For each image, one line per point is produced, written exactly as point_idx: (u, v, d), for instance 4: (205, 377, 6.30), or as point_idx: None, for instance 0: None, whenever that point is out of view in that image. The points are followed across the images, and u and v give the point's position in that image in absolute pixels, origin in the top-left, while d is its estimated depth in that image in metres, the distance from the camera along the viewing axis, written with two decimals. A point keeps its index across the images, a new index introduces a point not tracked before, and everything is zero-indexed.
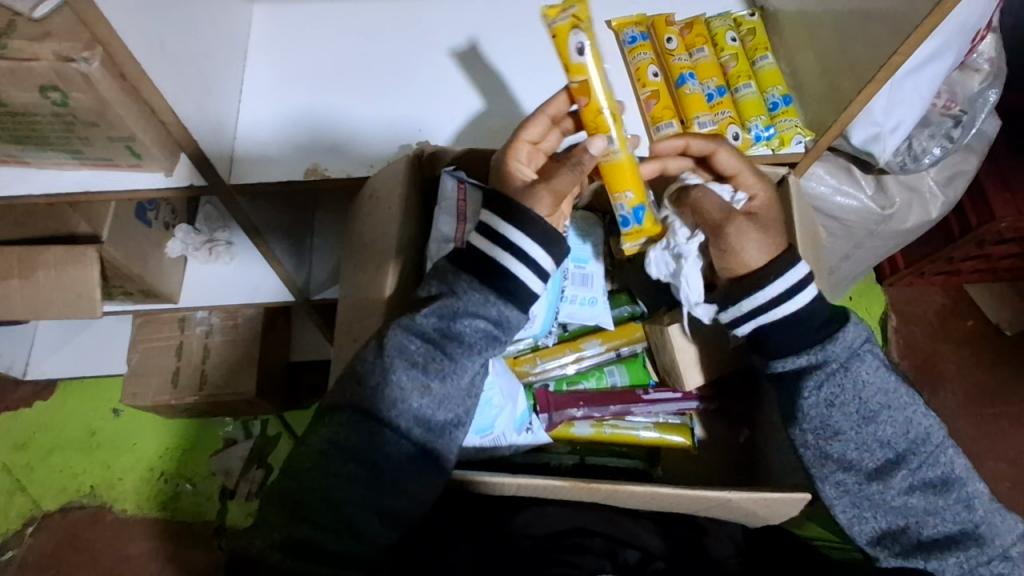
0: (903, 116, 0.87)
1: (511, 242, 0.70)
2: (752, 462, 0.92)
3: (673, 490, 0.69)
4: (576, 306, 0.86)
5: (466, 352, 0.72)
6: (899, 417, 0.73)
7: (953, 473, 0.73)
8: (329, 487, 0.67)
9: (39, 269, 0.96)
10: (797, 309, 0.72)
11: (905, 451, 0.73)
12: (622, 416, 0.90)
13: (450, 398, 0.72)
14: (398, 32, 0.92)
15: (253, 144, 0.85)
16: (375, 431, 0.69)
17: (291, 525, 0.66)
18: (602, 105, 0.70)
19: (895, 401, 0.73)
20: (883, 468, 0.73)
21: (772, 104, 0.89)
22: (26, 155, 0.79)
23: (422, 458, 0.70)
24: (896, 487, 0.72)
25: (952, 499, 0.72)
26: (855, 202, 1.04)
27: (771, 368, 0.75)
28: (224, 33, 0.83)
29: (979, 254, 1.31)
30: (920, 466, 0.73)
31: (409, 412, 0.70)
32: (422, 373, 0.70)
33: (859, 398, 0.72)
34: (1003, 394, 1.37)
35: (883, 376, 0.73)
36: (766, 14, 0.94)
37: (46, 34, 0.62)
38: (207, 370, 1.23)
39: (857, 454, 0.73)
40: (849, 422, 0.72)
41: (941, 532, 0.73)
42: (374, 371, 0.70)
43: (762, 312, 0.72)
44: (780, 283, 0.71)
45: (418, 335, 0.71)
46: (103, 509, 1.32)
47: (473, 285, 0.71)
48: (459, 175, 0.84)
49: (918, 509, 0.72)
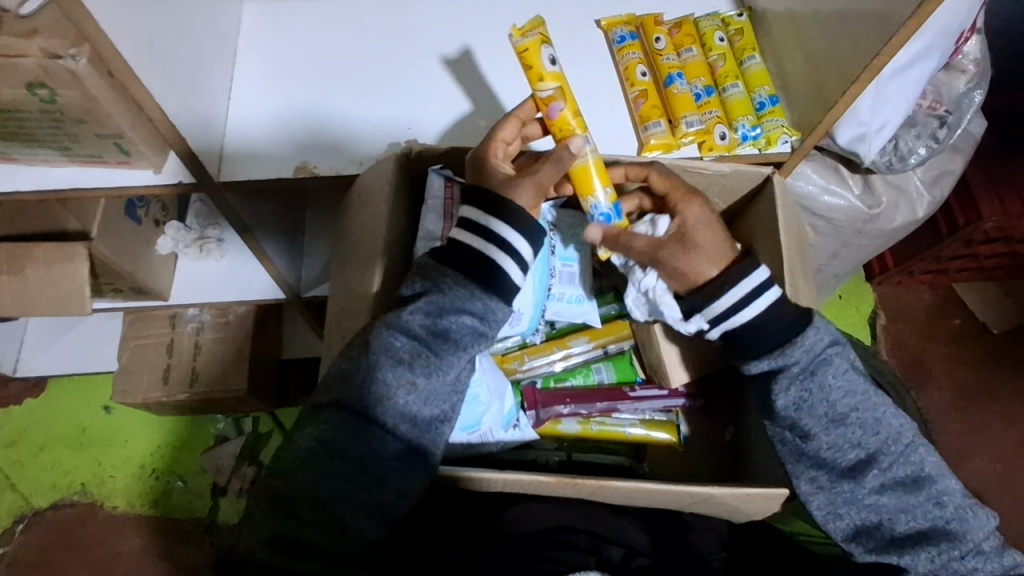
0: (888, 117, 0.88)
1: (501, 238, 0.72)
2: (735, 460, 0.93)
3: (654, 486, 0.69)
4: (563, 304, 0.86)
5: (452, 349, 0.72)
6: (869, 418, 0.73)
7: (923, 471, 0.74)
8: (315, 484, 0.67)
9: (27, 266, 0.95)
10: (756, 314, 0.72)
11: (876, 450, 0.73)
12: (609, 413, 0.91)
13: (436, 394, 0.72)
14: (388, 30, 0.93)
15: (244, 140, 0.85)
16: (362, 427, 0.69)
17: (278, 522, 0.66)
18: (569, 109, 0.74)
19: (863, 403, 0.74)
20: (855, 467, 0.74)
21: (759, 104, 0.89)
22: (14, 151, 0.78)
23: (409, 455, 0.71)
24: (867, 486, 0.73)
25: (922, 497, 0.73)
26: (842, 202, 1.05)
27: (745, 369, 0.75)
28: (213, 29, 0.83)
29: (966, 253, 1.33)
30: (890, 464, 0.73)
31: (396, 408, 0.70)
32: (409, 370, 0.71)
33: (826, 402, 0.73)
34: (989, 392, 1.39)
35: (852, 378, 0.74)
36: (754, 14, 0.95)
37: (33, 30, 0.62)
38: (199, 367, 1.24)
39: (829, 453, 0.74)
40: (818, 423, 0.73)
41: (914, 528, 0.74)
42: (361, 369, 0.70)
43: (723, 321, 0.73)
44: (739, 288, 0.72)
45: (404, 333, 0.71)
46: (94, 507, 1.32)
47: (454, 278, 0.72)
48: (445, 173, 0.85)
49: (890, 506, 0.73)
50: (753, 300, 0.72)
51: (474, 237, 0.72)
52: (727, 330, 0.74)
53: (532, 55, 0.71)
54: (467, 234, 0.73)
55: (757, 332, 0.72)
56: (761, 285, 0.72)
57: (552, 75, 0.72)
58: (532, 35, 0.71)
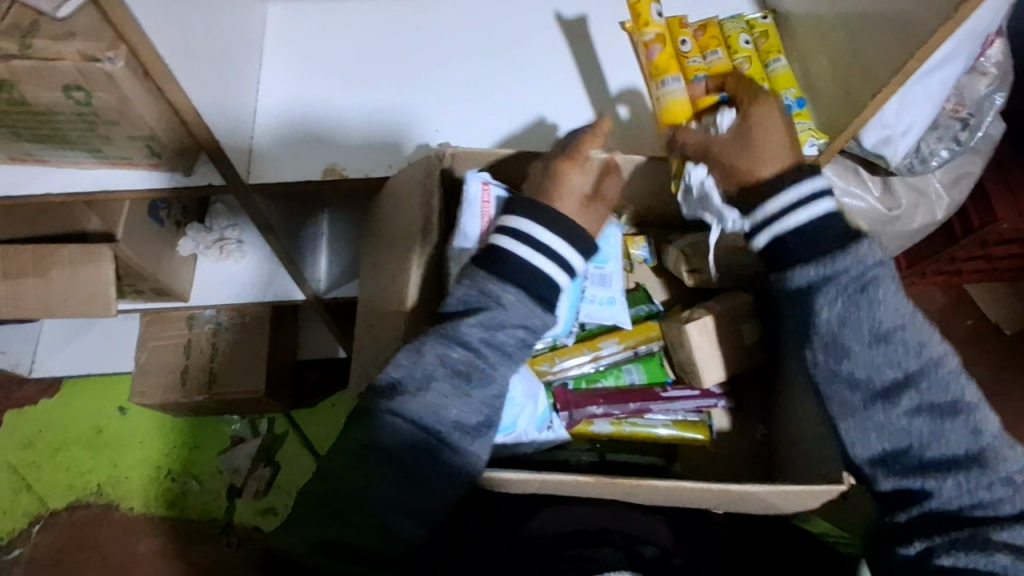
0: (912, 121, 0.88)
1: (524, 233, 0.75)
2: (767, 461, 0.90)
3: (698, 482, 0.70)
4: (594, 305, 0.85)
5: (506, 361, 0.74)
6: (912, 340, 0.68)
7: (962, 397, 0.68)
8: (358, 487, 0.66)
9: (53, 267, 0.95)
10: (806, 220, 0.70)
11: (914, 372, 0.69)
12: (641, 414, 0.88)
13: (487, 407, 0.73)
14: (413, 33, 0.93)
15: (269, 143, 0.85)
16: (417, 437, 0.69)
17: (323, 522, 0.63)
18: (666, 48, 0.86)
19: (911, 322, 0.69)
20: (889, 390, 0.69)
21: (786, 107, 0.89)
22: (44, 153, 0.78)
23: (459, 462, 0.71)
24: (901, 408, 0.68)
25: (958, 423, 0.68)
26: (862, 204, 1.06)
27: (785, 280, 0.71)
28: (241, 31, 0.84)
29: (979, 255, 1.33)
30: (928, 388, 0.68)
31: (449, 417, 0.71)
32: (464, 382, 0.72)
33: (873, 319, 0.68)
34: (1003, 393, 1.40)
35: (903, 295, 0.69)
36: (778, 17, 0.96)
37: (69, 32, 0.62)
38: (216, 369, 1.24)
39: (865, 373, 0.69)
40: (860, 341, 0.69)
41: (945, 454, 0.68)
42: (415, 379, 0.71)
43: (773, 224, 0.71)
44: (793, 190, 0.70)
45: (462, 345, 0.72)
46: (111, 508, 1.33)
47: (518, 296, 0.73)
48: (483, 176, 0.82)
49: (923, 430, 0.68)
50: (796, 209, 0.70)
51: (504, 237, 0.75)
52: (774, 239, 0.71)
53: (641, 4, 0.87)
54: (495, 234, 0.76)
55: (808, 240, 0.69)
56: (813, 193, 0.71)
57: (654, 28, 0.87)
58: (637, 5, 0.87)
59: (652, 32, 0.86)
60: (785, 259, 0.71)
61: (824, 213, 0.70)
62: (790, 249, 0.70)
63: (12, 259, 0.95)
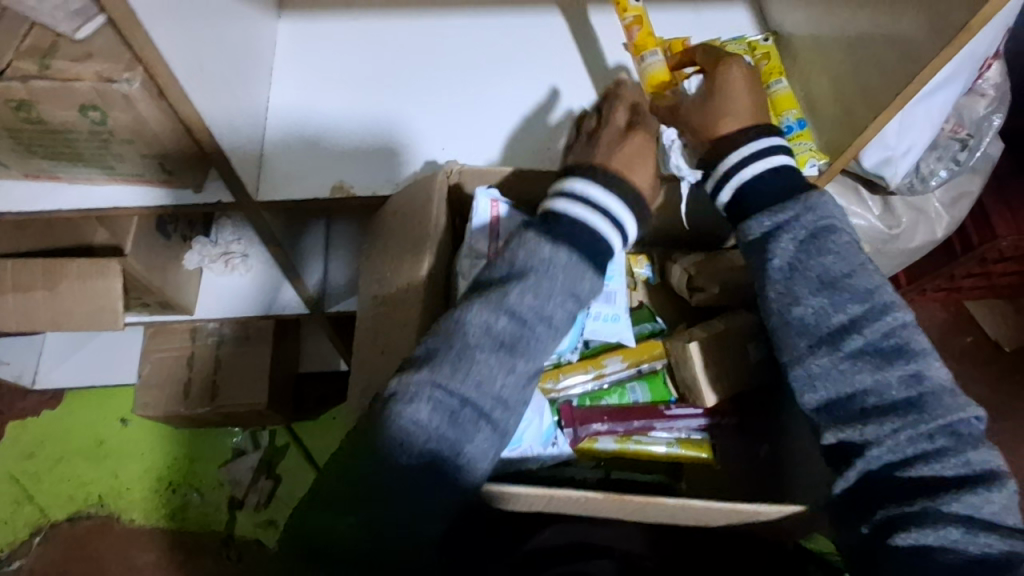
0: (914, 141, 0.89)
1: (577, 191, 0.76)
2: (773, 479, 0.89)
3: (713, 503, 0.69)
4: (599, 322, 0.85)
5: (551, 333, 0.72)
6: (861, 286, 0.69)
7: (908, 345, 0.67)
8: (404, 489, 0.64)
9: (62, 281, 0.96)
10: (764, 171, 0.74)
11: (860, 318, 0.68)
12: (645, 431, 0.89)
13: (527, 384, 0.72)
14: (420, 53, 0.96)
15: (280, 163, 0.88)
16: (456, 410, 0.67)
17: (367, 528, 0.63)
18: (646, 31, 0.86)
19: (859, 270, 0.69)
20: (836, 334, 0.68)
21: (787, 128, 0.91)
22: (55, 170, 0.80)
23: (495, 437, 0.69)
24: (845, 353, 0.67)
25: (901, 369, 0.66)
26: (862, 223, 1.07)
27: (743, 233, 0.74)
28: (252, 51, 0.86)
29: (980, 272, 1.34)
30: (873, 332, 0.67)
31: (493, 390, 0.69)
32: (508, 353, 0.70)
33: (821, 265, 0.69)
34: (1002, 410, 1.40)
35: (852, 246, 0.70)
36: (779, 39, 0.97)
37: (89, 54, 0.64)
38: (219, 381, 1.25)
39: (813, 318, 0.69)
40: (808, 286, 0.69)
41: (888, 401, 0.66)
42: (456, 346, 0.69)
43: (732, 178, 0.75)
44: (754, 145, 0.75)
45: (507, 315, 0.70)
46: (111, 519, 1.33)
47: (570, 260, 0.73)
48: (491, 192, 0.84)
49: (867, 376, 0.66)
50: (756, 162, 0.74)
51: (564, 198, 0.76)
52: (737, 191, 0.75)
53: None
54: (553, 199, 0.77)
55: (766, 194, 0.73)
56: (770, 149, 0.75)
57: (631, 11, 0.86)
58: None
59: (629, 15, 0.85)
60: (742, 212, 0.75)
61: (780, 166, 0.75)
62: (750, 199, 0.74)
63: (20, 273, 0.96)
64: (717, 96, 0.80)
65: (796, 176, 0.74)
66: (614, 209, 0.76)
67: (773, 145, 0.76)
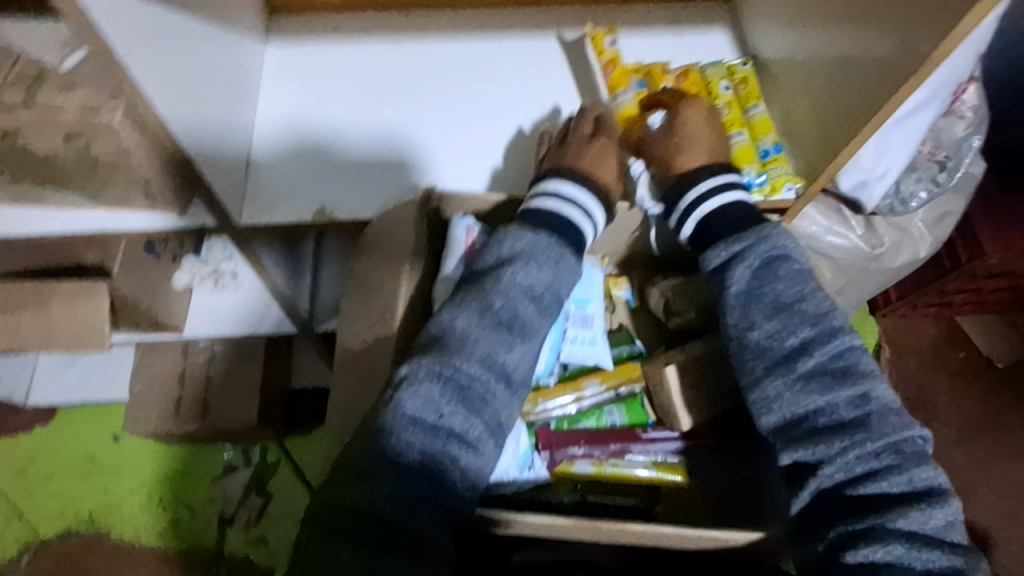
0: (889, 165, 0.90)
1: (553, 190, 0.82)
2: (751, 503, 0.90)
3: (686, 529, 0.71)
4: (577, 346, 0.87)
5: (542, 314, 0.76)
6: (811, 310, 0.72)
7: (856, 366, 0.70)
8: (416, 487, 0.64)
9: (50, 302, 0.97)
10: (720, 205, 0.81)
11: (810, 340, 0.71)
12: (622, 455, 0.89)
13: (529, 360, 0.74)
14: (407, 78, 0.98)
15: (267, 188, 0.90)
16: (462, 387, 0.69)
17: (386, 532, 0.62)
18: (619, 72, 0.94)
19: (809, 295, 0.73)
20: (789, 356, 0.71)
21: (763, 152, 0.93)
22: (42, 195, 0.81)
23: (497, 418, 0.71)
24: (797, 374, 0.70)
25: (850, 389, 0.68)
26: (845, 242, 1.07)
27: (703, 264, 0.79)
28: (238, 77, 0.88)
29: (970, 288, 1.34)
30: (823, 354, 0.70)
31: (496, 366, 0.71)
32: (508, 332, 0.73)
33: (772, 290, 0.74)
34: (995, 426, 1.40)
35: (802, 273, 0.74)
36: (758, 63, 0.99)
37: (73, 85, 0.66)
38: (210, 397, 1.26)
39: (768, 340, 0.72)
40: (761, 310, 0.73)
41: (837, 421, 0.68)
42: (457, 330, 0.72)
43: (691, 213, 0.82)
44: (710, 182, 0.82)
45: (503, 296, 0.74)
46: (102, 536, 1.33)
47: (555, 243, 0.78)
48: (467, 221, 0.85)
49: (817, 396, 0.69)
50: (712, 198, 0.81)
51: (541, 197, 0.82)
52: (697, 224, 0.82)
53: (597, 38, 0.95)
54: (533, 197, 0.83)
55: (724, 219, 0.79)
56: (725, 185, 0.82)
57: (607, 53, 0.95)
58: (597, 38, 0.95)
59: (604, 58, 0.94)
60: (704, 244, 0.80)
61: (735, 202, 0.81)
62: (710, 233, 0.80)
63: (10, 294, 0.97)
64: (679, 131, 0.86)
65: (751, 212, 0.80)
66: (585, 203, 0.82)
67: (729, 181, 0.82)
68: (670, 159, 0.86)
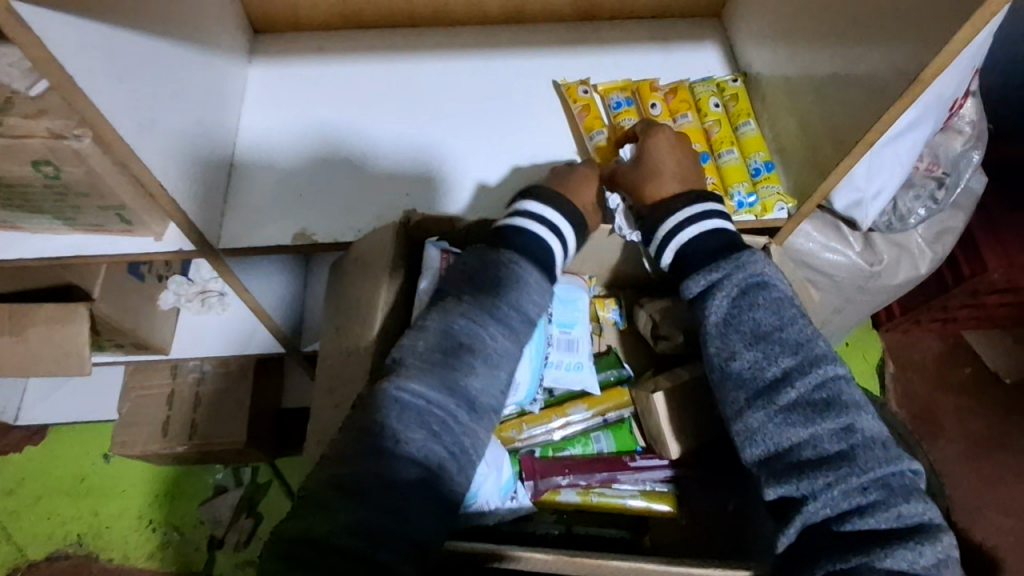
0: (883, 184, 0.88)
1: (527, 212, 0.80)
2: (739, 535, 0.88)
3: (669, 565, 0.69)
4: (561, 371, 0.85)
5: (510, 336, 0.73)
6: (791, 338, 0.70)
7: (840, 397, 0.67)
8: (378, 518, 0.61)
9: (31, 325, 0.96)
10: (700, 233, 0.78)
11: (792, 370, 0.69)
12: (609, 483, 0.87)
13: (499, 381, 0.71)
14: (392, 97, 0.97)
15: (248, 210, 0.89)
16: (427, 413, 0.67)
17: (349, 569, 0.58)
18: (592, 117, 0.93)
19: (789, 324, 0.71)
20: (770, 387, 0.69)
21: (755, 170, 0.90)
22: (18, 220, 0.80)
23: (462, 445, 0.68)
24: (779, 405, 0.68)
25: (833, 421, 0.66)
26: (842, 259, 1.04)
27: (684, 293, 0.78)
28: (218, 99, 0.87)
29: (973, 303, 1.31)
30: (805, 384, 0.68)
31: (460, 392, 0.69)
32: (472, 356, 0.70)
33: (753, 319, 0.72)
34: (1005, 444, 1.36)
35: (783, 301, 0.73)
36: (749, 78, 0.97)
37: (41, 111, 0.64)
38: (198, 419, 1.24)
39: (749, 371, 0.70)
40: (742, 340, 0.71)
41: (822, 454, 0.66)
42: (419, 355, 0.70)
43: (670, 241, 0.80)
44: (691, 208, 0.80)
45: (467, 319, 0.72)
46: (89, 559, 1.31)
47: (522, 263, 0.76)
48: (442, 245, 0.86)
49: (800, 428, 0.67)
50: (691, 225, 0.78)
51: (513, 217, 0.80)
52: (676, 253, 0.79)
53: (568, 87, 0.94)
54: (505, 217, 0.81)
55: (704, 248, 0.77)
56: (704, 212, 0.79)
57: (580, 100, 0.93)
58: (567, 88, 0.94)
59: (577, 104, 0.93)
60: (685, 270, 0.78)
61: (716, 229, 0.78)
62: (690, 260, 0.77)
63: None
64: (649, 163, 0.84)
65: (733, 237, 0.77)
66: (559, 224, 0.80)
67: (710, 209, 0.79)
68: (649, 183, 0.83)
